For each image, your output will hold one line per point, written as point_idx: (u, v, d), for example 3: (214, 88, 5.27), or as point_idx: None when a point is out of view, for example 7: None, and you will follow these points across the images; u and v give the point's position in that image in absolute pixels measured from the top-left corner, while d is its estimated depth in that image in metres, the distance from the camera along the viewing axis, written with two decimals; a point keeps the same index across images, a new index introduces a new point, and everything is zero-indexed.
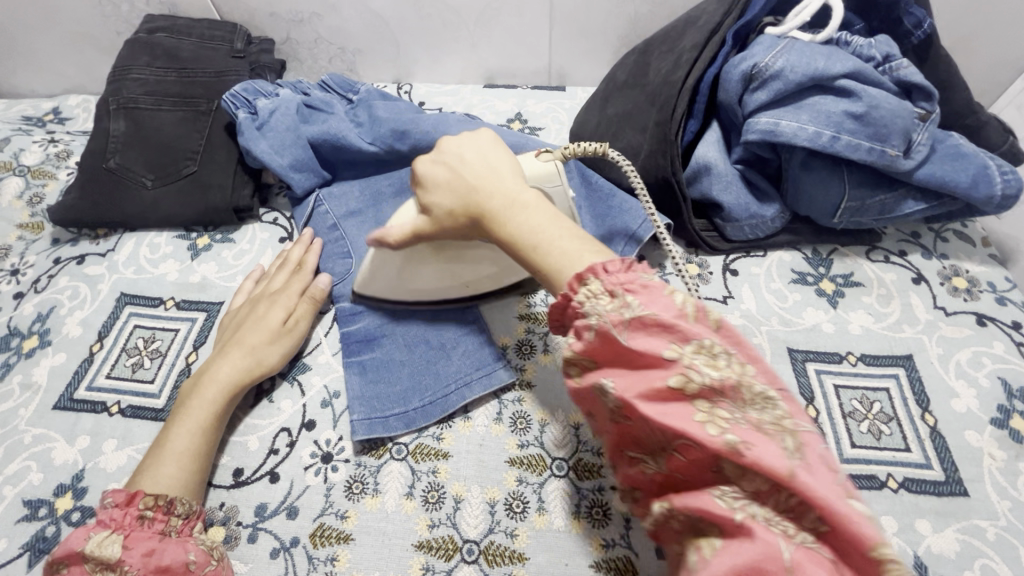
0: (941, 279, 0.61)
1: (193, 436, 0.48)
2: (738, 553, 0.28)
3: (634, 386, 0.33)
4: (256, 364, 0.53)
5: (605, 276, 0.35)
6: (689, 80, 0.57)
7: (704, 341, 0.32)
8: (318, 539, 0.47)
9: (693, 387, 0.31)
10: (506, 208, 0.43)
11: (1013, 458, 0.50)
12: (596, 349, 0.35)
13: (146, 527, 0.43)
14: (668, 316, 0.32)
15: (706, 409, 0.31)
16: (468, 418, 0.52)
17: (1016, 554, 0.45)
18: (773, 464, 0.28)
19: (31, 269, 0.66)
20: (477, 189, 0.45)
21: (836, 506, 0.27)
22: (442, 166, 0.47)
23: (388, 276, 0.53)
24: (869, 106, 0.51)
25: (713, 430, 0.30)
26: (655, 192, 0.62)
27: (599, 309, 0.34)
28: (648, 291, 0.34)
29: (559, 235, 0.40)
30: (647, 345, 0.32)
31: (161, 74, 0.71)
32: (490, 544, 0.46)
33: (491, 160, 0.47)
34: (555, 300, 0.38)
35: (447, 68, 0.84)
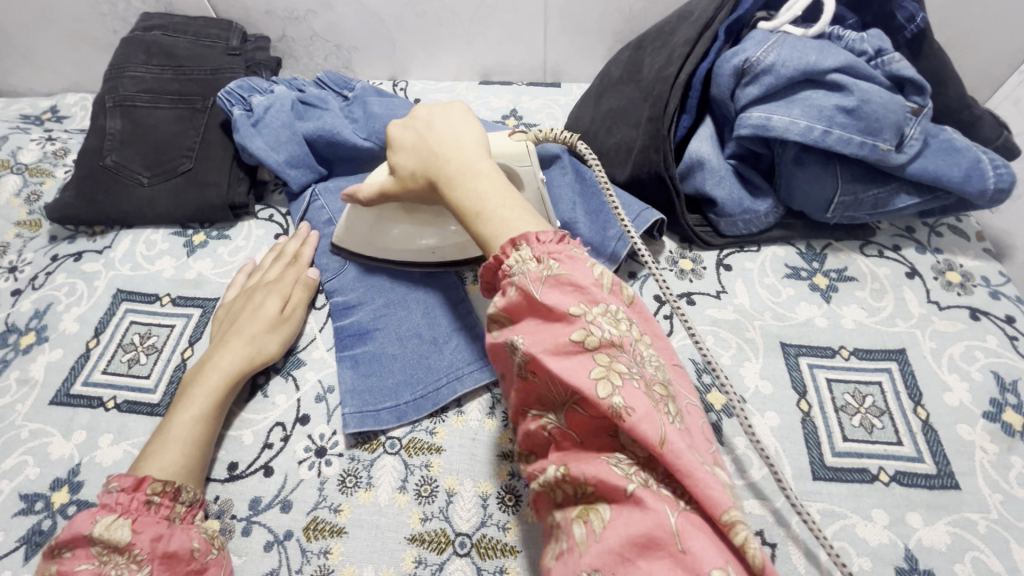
0: (935, 273, 0.61)
1: (196, 424, 0.49)
2: (630, 521, 0.31)
3: (542, 342, 0.34)
4: (257, 352, 0.54)
5: (535, 244, 0.37)
6: (682, 75, 0.57)
7: (610, 307, 0.35)
8: (312, 533, 0.47)
9: (594, 342, 0.34)
10: (461, 177, 0.44)
11: (1005, 451, 0.50)
12: (515, 308, 0.36)
13: (153, 512, 0.43)
14: (581, 281, 0.35)
15: (605, 364, 0.33)
16: (461, 412, 0.53)
17: (1007, 547, 0.45)
18: (652, 428, 0.31)
19: (28, 266, 0.66)
20: (439, 158, 0.46)
21: (700, 471, 0.31)
22: (412, 131, 0.49)
23: (362, 228, 0.55)
24: (861, 100, 0.51)
25: (605, 389, 0.32)
26: (647, 184, 0.61)
27: (524, 270, 0.36)
28: (571, 261, 0.36)
29: (502, 206, 0.41)
30: (558, 305, 0.35)
31: (156, 71, 0.71)
32: (482, 537, 0.46)
33: (459, 131, 0.47)
34: (488, 262, 0.39)
35: (442, 65, 0.84)
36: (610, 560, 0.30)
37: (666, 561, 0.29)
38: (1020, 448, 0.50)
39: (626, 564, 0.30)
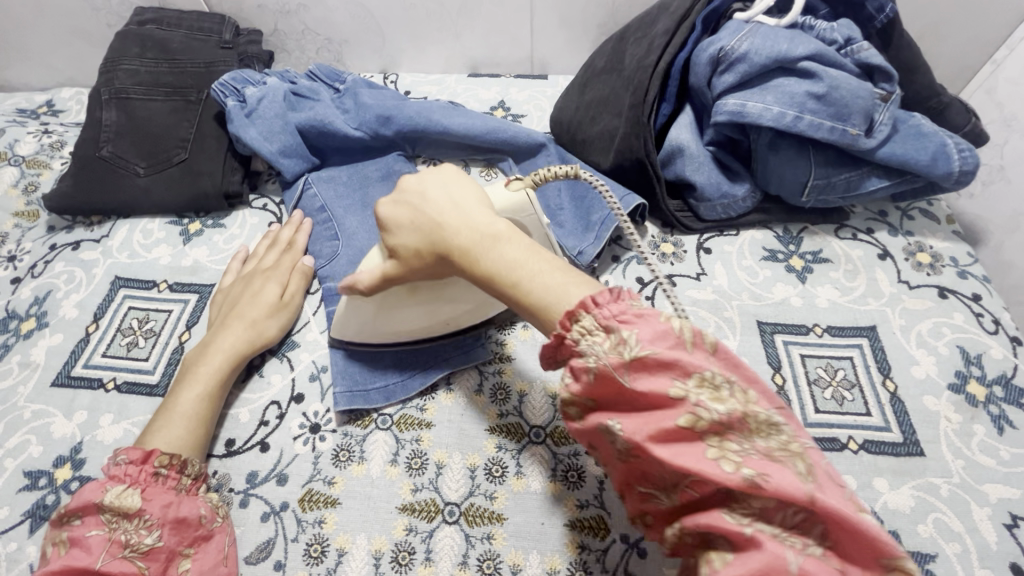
0: (906, 255, 0.63)
1: (201, 400, 0.51)
2: (748, 560, 0.29)
3: (642, 428, 0.32)
4: (256, 335, 0.56)
5: (596, 309, 0.34)
6: (660, 65, 0.60)
7: (707, 374, 0.31)
8: (307, 504, 0.49)
9: (703, 423, 0.31)
10: (481, 245, 0.42)
11: (968, 420, 0.52)
12: (598, 390, 0.34)
13: (161, 483, 0.45)
14: (666, 351, 0.32)
15: (717, 443, 0.31)
16: (450, 390, 0.55)
17: (968, 508, 0.48)
18: (790, 492, 0.28)
19: (27, 256, 0.68)
20: (445, 231, 0.44)
21: (853, 524, 0.28)
22: (404, 207, 0.48)
23: (364, 316, 0.52)
24: (830, 87, 0.54)
25: (729, 467, 0.30)
26: (631, 172, 0.63)
27: (596, 350, 0.34)
28: (642, 320, 0.33)
29: (538, 269, 0.39)
30: (653, 386, 0.32)
31: (150, 64, 0.73)
32: (470, 506, 0.49)
33: (457, 198, 0.46)
34: (548, 341, 0.37)
35: (432, 58, 0.86)
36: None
37: None
38: (982, 417, 0.52)
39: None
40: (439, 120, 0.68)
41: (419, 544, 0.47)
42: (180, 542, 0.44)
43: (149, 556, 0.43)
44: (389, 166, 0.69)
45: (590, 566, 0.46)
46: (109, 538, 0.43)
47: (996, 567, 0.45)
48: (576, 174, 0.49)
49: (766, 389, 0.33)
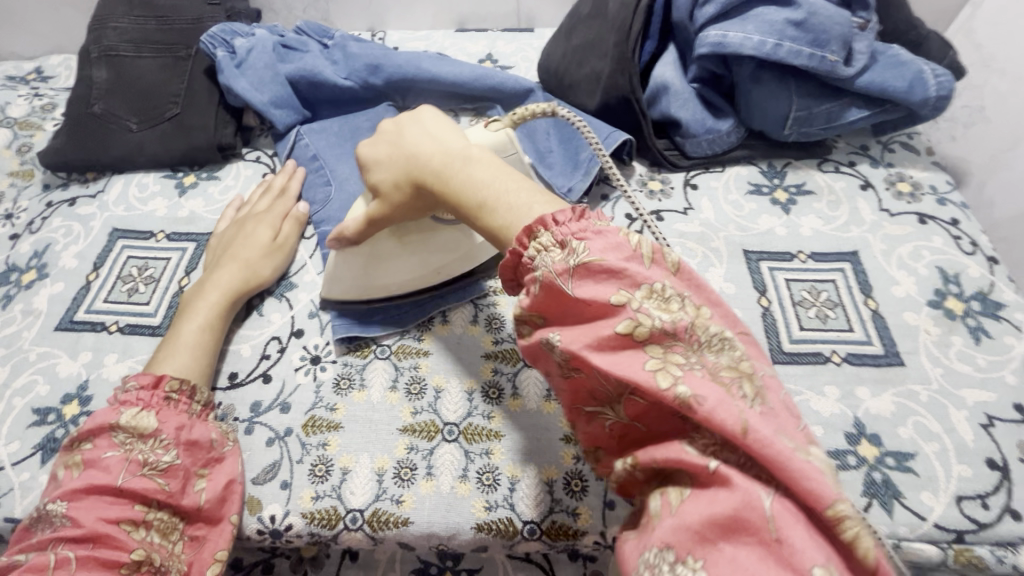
0: (887, 185, 0.65)
1: (202, 331, 0.53)
2: (714, 502, 0.27)
3: (582, 337, 0.32)
4: (253, 274, 0.57)
5: (554, 227, 0.34)
6: (643, 2, 0.61)
7: (653, 286, 0.31)
8: (310, 429, 0.51)
9: (643, 333, 0.30)
10: (451, 172, 0.41)
11: (947, 332, 0.54)
12: (545, 304, 0.34)
13: (173, 408, 0.47)
14: (615, 260, 0.32)
15: (659, 354, 0.30)
16: (446, 322, 0.57)
17: (946, 412, 0.49)
18: (725, 417, 0.27)
19: (24, 213, 0.68)
20: (421, 163, 0.43)
21: (789, 463, 0.26)
22: (383, 144, 0.47)
23: (354, 267, 0.52)
24: (808, 13, 0.55)
25: (665, 380, 0.29)
26: (617, 110, 0.65)
27: (547, 262, 0.33)
28: (597, 234, 0.33)
29: (505, 190, 0.39)
30: (596, 295, 0.32)
31: (138, 22, 0.73)
32: (469, 425, 0.50)
33: (433, 131, 0.45)
34: (505, 258, 0.37)
35: (419, 15, 0.86)
36: (687, 538, 0.27)
37: (755, 548, 0.26)
38: (960, 329, 0.54)
39: (706, 547, 0.27)
40: (428, 68, 0.69)
41: (420, 461, 0.49)
42: (194, 462, 0.46)
43: (167, 473, 0.44)
44: (379, 116, 0.70)
45: (586, 475, 0.47)
46: (125, 457, 0.43)
47: (974, 462, 0.47)
48: (554, 112, 0.49)
49: (723, 313, 0.33)
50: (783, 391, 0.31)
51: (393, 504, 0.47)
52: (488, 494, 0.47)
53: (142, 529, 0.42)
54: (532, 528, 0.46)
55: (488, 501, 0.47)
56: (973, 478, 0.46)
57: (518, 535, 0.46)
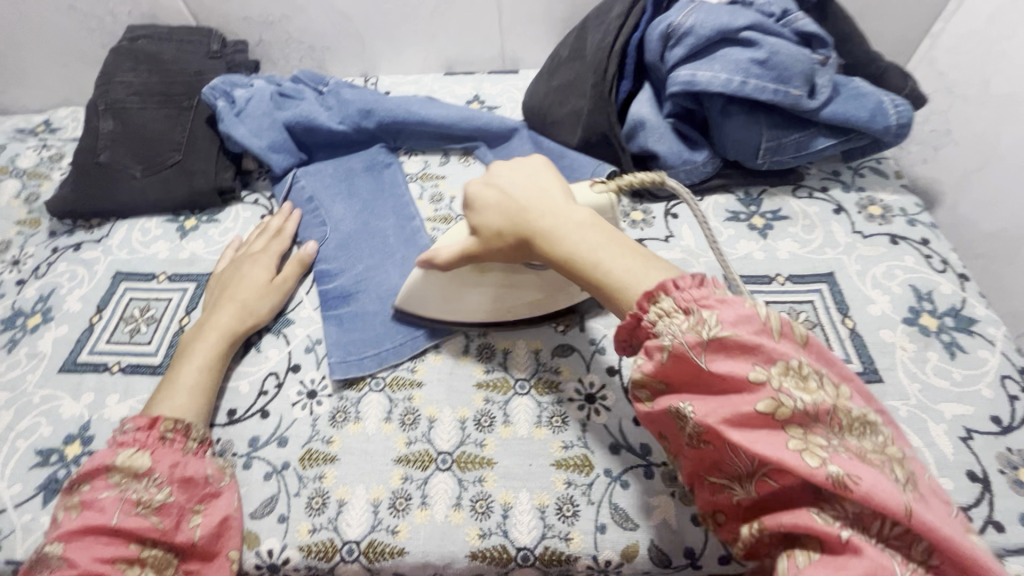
0: (859, 208, 0.68)
1: (200, 372, 0.54)
2: (844, 567, 0.31)
3: (717, 411, 0.35)
4: (250, 315, 0.59)
5: (676, 292, 0.38)
6: (617, 46, 0.65)
7: (790, 363, 0.34)
8: (307, 462, 0.52)
9: (785, 412, 0.33)
10: (565, 229, 0.45)
11: (922, 348, 0.56)
12: (670, 372, 0.38)
13: (169, 446, 0.48)
14: (748, 335, 0.34)
15: (800, 435, 0.33)
16: (439, 352, 0.58)
17: (925, 426, 0.51)
18: (885, 498, 0.30)
19: (31, 259, 0.71)
20: (535, 217, 0.47)
21: (957, 544, 0.30)
22: (493, 189, 0.51)
23: (434, 291, 0.55)
24: (770, 53, 0.59)
25: (814, 459, 0.32)
26: (596, 147, 0.69)
27: (675, 329, 0.37)
28: (724, 304, 0.36)
29: (618, 254, 0.43)
30: (733, 372, 0.35)
31: (144, 76, 0.77)
32: (462, 453, 0.51)
33: (544, 185, 0.50)
34: (625, 321, 0.41)
35: (409, 60, 0.91)
36: None
37: None
38: (936, 345, 0.56)
39: None
40: (417, 111, 0.73)
41: (415, 490, 0.50)
42: (189, 499, 0.47)
43: (160, 511, 0.45)
44: (373, 158, 0.74)
45: (577, 499, 0.49)
46: (120, 497, 0.45)
47: (955, 475, 0.48)
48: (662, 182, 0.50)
49: (857, 388, 0.36)
50: (928, 473, 0.34)
51: (389, 534, 0.48)
52: (481, 521, 0.48)
53: (136, 566, 0.43)
54: (525, 554, 0.47)
55: (482, 529, 0.48)
56: (955, 491, 0.48)
57: (513, 562, 0.47)
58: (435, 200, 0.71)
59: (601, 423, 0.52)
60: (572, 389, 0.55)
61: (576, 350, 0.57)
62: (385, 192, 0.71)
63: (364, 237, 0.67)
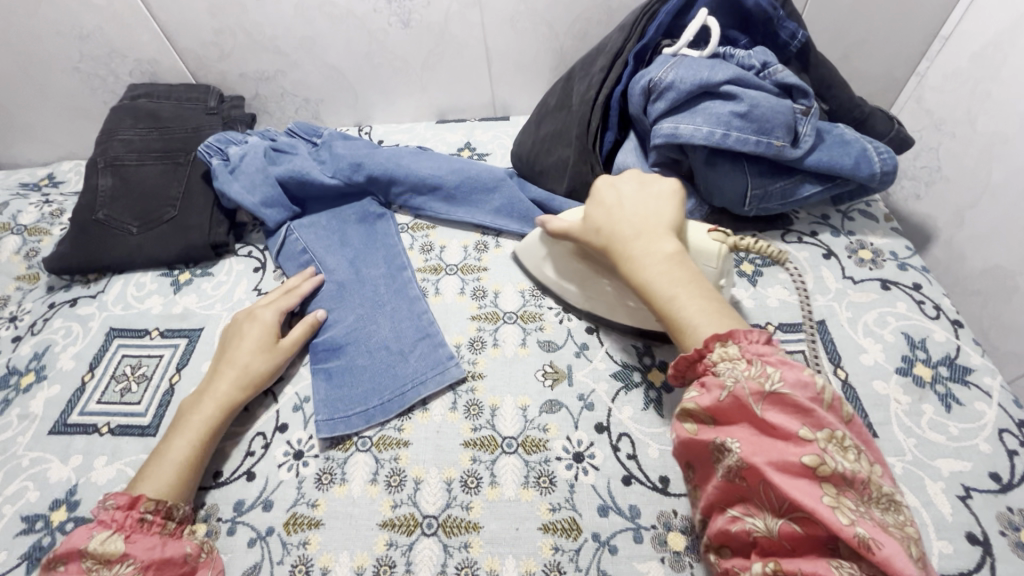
0: (849, 253, 0.68)
1: (191, 448, 0.53)
2: None
3: (762, 453, 0.37)
4: (252, 378, 0.58)
5: (743, 343, 0.40)
6: (599, 98, 0.67)
7: (837, 432, 0.36)
8: (292, 527, 0.51)
9: (826, 471, 0.35)
10: (649, 256, 0.49)
11: (917, 401, 0.55)
12: (722, 410, 0.40)
13: (146, 529, 0.48)
14: (806, 398, 0.37)
15: (833, 494, 0.35)
16: (426, 409, 0.58)
17: (923, 484, 0.50)
18: (904, 567, 0.31)
19: (28, 315, 0.72)
20: (632, 234, 0.51)
21: None
22: (613, 194, 0.55)
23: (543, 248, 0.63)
24: (751, 106, 0.60)
25: (845, 517, 0.33)
26: (582, 196, 0.70)
27: (736, 374, 0.39)
28: (786, 364, 0.39)
29: (691, 295, 0.45)
30: (783, 424, 0.37)
31: (143, 134, 0.79)
32: (447, 517, 0.51)
33: (653, 210, 0.53)
34: (686, 354, 0.43)
35: (403, 109, 0.93)
36: None
37: None
38: (931, 397, 0.55)
39: None
40: (408, 165, 0.74)
41: (400, 557, 0.49)
42: None
43: None
44: (366, 210, 0.76)
45: (564, 566, 0.47)
46: None
47: (954, 537, 0.47)
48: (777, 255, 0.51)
49: (886, 473, 0.38)
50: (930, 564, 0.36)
51: None
52: None
53: None
54: None
55: None
56: (954, 555, 0.46)
57: None
58: (425, 250, 0.73)
59: (589, 484, 0.51)
60: (561, 447, 0.54)
61: (565, 406, 0.57)
62: (378, 244, 0.72)
63: (356, 286, 0.68)
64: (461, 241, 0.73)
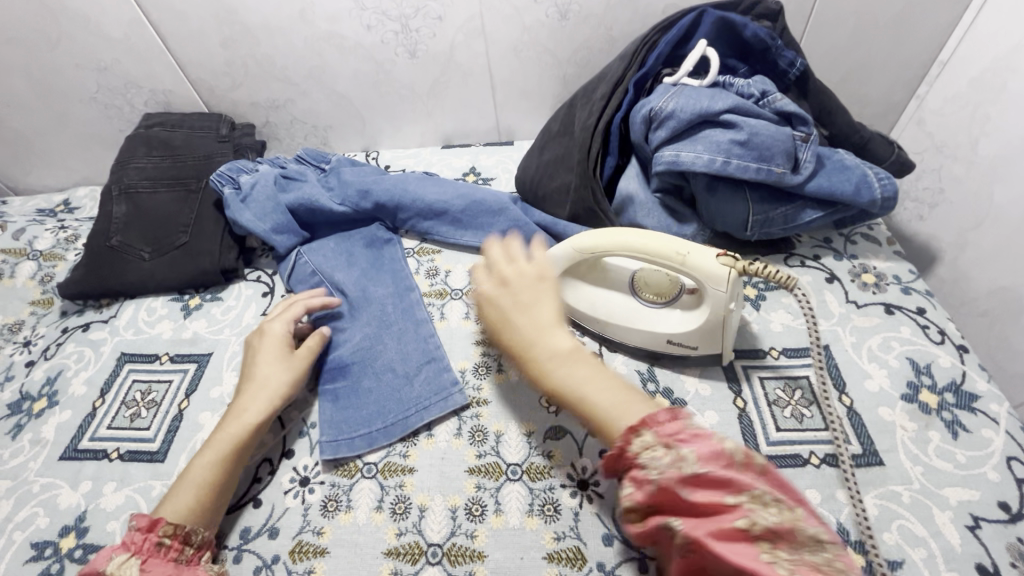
0: (852, 277, 0.68)
1: (212, 468, 0.53)
2: None
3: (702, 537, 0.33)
4: (274, 393, 0.58)
5: (656, 428, 0.37)
6: (600, 125, 0.68)
7: (758, 490, 0.33)
8: (297, 555, 0.51)
9: (759, 531, 0.32)
10: (554, 359, 0.44)
11: (924, 428, 0.55)
12: (656, 501, 0.36)
13: (161, 555, 0.48)
14: (722, 468, 0.34)
15: (771, 551, 0.32)
16: (431, 435, 0.58)
17: (931, 514, 0.49)
18: None
19: (41, 340, 0.74)
20: (530, 338, 0.46)
21: None
22: (498, 285, 0.50)
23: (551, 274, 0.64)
24: (750, 134, 0.61)
25: (784, 569, 0.31)
26: (586, 219, 0.71)
27: (658, 464, 0.35)
28: (697, 438, 0.35)
29: (600, 387, 0.42)
30: (710, 500, 0.34)
31: (156, 161, 0.82)
32: (452, 546, 0.51)
33: (538, 295, 0.48)
34: (611, 453, 0.39)
35: (409, 135, 0.94)
36: None
37: None
38: (937, 424, 0.55)
39: None
40: (413, 190, 0.76)
41: None
42: None
43: None
44: (373, 236, 0.77)
45: None
46: None
47: (963, 569, 0.46)
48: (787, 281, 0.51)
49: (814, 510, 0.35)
50: None
51: None
52: None
53: None
54: None
55: None
56: None
57: None
58: (430, 274, 0.74)
59: (594, 512, 0.51)
60: (566, 475, 0.54)
61: (569, 433, 0.57)
62: (384, 267, 0.73)
63: (361, 307, 0.69)
64: (466, 265, 0.74)
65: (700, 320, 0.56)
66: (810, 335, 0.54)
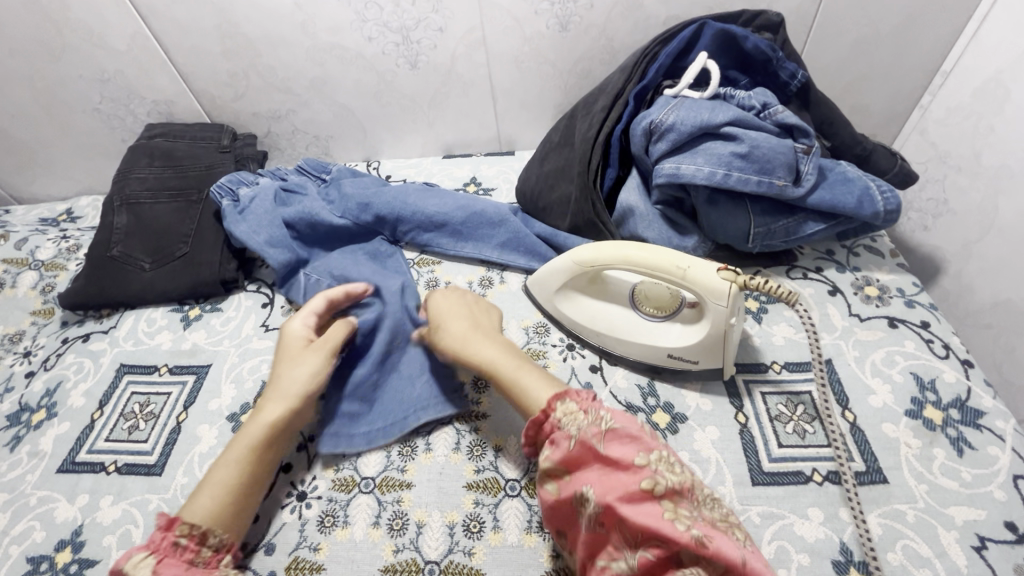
0: (855, 289, 0.67)
1: (231, 469, 0.51)
2: None
3: (612, 491, 0.39)
4: (294, 392, 0.55)
5: (578, 399, 0.45)
6: (600, 137, 0.67)
7: (662, 454, 0.41)
8: (293, 572, 0.51)
9: (661, 488, 0.38)
10: (487, 344, 0.55)
11: (928, 445, 0.54)
12: (574, 459, 0.42)
13: (178, 554, 0.45)
14: (635, 430, 0.42)
15: (672, 508, 0.38)
16: (430, 450, 0.58)
17: (936, 533, 0.48)
18: (730, 552, 0.35)
19: (42, 350, 0.74)
20: (468, 330, 0.57)
21: None
22: (446, 300, 0.62)
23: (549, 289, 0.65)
24: (751, 146, 0.60)
25: (681, 523, 0.36)
26: (586, 231, 0.70)
27: (579, 425, 0.43)
28: (615, 410, 0.44)
29: (523, 369, 0.51)
30: (621, 456, 0.41)
31: (158, 172, 0.82)
32: (449, 563, 0.50)
33: (479, 313, 0.60)
34: (535, 418, 0.46)
35: (410, 145, 0.95)
36: None
37: None
38: (942, 441, 0.54)
39: None
40: (413, 202, 0.76)
41: None
42: None
43: None
44: (374, 248, 0.76)
45: None
46: None
47: None
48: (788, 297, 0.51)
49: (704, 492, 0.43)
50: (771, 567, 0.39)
51: None
52: None
53: None
54: None
55: None
56: None
57: None
58: (430, 285, 0.74)
59: None
60: None
61: None
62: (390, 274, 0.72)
63: None
64: (466, 277, 0.74)
65: (700, 335, 0.56)
66: (811, 349, 0.53)
